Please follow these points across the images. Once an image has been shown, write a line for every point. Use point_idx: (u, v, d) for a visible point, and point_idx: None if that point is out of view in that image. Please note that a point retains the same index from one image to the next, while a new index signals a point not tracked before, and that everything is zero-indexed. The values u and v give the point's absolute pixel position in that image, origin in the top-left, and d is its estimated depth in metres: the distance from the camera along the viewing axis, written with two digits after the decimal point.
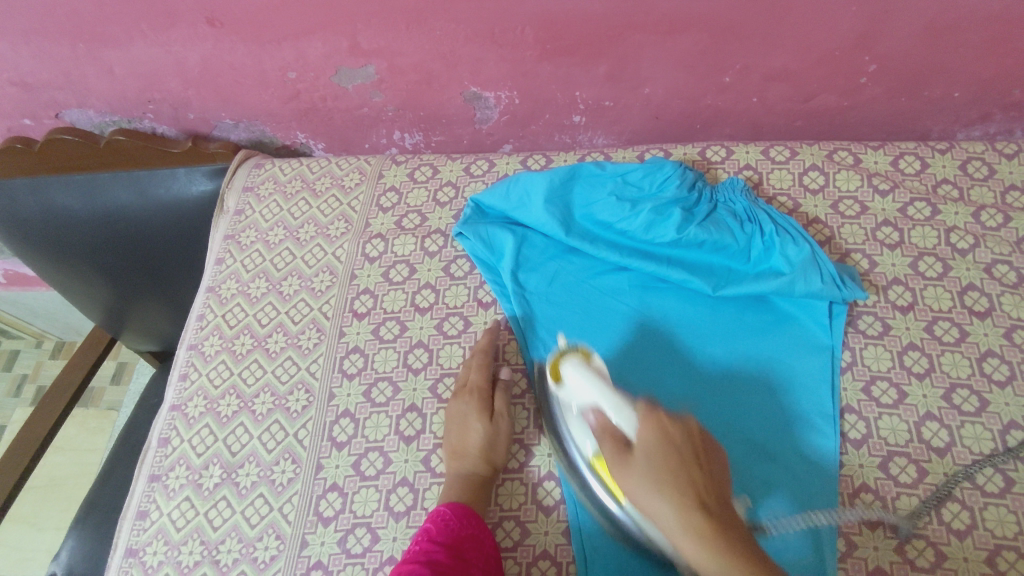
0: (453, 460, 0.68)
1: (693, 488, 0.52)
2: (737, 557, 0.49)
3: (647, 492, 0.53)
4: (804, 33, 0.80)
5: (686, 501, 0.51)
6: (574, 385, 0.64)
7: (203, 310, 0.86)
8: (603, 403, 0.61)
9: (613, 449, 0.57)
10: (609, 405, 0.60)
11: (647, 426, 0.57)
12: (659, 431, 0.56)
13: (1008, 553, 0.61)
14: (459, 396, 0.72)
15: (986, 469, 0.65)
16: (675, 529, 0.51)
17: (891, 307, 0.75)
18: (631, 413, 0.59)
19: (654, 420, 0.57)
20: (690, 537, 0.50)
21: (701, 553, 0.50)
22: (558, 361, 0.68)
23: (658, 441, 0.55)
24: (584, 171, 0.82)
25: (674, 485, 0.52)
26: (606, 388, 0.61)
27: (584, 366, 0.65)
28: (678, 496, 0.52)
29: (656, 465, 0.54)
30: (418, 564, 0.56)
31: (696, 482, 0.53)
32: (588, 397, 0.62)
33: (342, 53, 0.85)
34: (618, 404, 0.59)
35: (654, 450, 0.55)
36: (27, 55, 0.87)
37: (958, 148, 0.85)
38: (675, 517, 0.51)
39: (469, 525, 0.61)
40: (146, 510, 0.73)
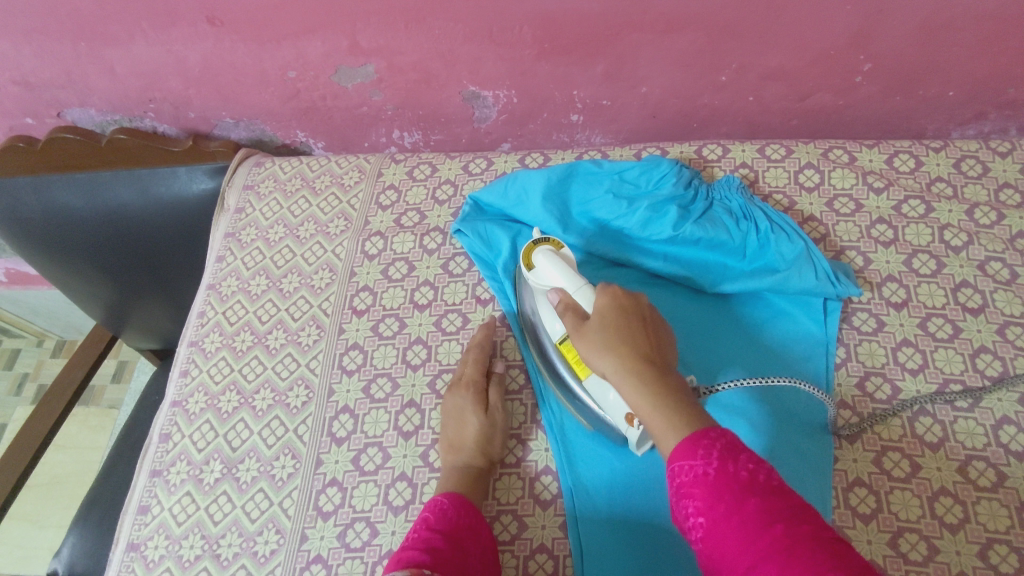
0: (450, 454, 0.69)
1: (638, 342, 0.55)
2: (670, 399, 0.51)
3: (593, 348, 0.56)
4: (799, 32, 0.80)
5: (628, 352, 0.54)
6: (543, 268, 0.66)
7: (203, 307, 0.86)
8: (567, 284, 0.63)
9: (571, 319, 0.60)
10: (572, 284, 0.63)
11: (602, 294, 0.60)
12: (612, 297, 0.59)
13: (1000, 546, 0.62)
14: (456, 391, 0.72)
15: (978, 464, 0.66)
16: (617, 373, 0.54)
17: (885, 304, 0.76)
18: (591, 291, 0.61)
19: (608, 288, 0.60)
20: (629, 382, 0.53)
21: (637, 392, 0.52)
22: (530, 250, 0.69)
23: (609, 307, 0.58)
24: (582, 169, 0.83)
25: (620, 339, 0.55)
26: (571, 272, 0.63)
27: (555, 251, 0.67)
28: (622, 348, 0.55)
29: (605, 324, 0.56)
30: (418, 549, 0.56)
31: (644, 340, 0.56)
32: (554, 281, 0.64)
33: (342, 52, 0.86)
34: (580, 286, 0.62)
35: (605, 313, 0.58)
36: (29, 54, 0.88)
37: (952, 146, 0.85)
38: (617, 364, 0.54)
39: (465, 516, 0.62)
40: (148, 505, 0.73)
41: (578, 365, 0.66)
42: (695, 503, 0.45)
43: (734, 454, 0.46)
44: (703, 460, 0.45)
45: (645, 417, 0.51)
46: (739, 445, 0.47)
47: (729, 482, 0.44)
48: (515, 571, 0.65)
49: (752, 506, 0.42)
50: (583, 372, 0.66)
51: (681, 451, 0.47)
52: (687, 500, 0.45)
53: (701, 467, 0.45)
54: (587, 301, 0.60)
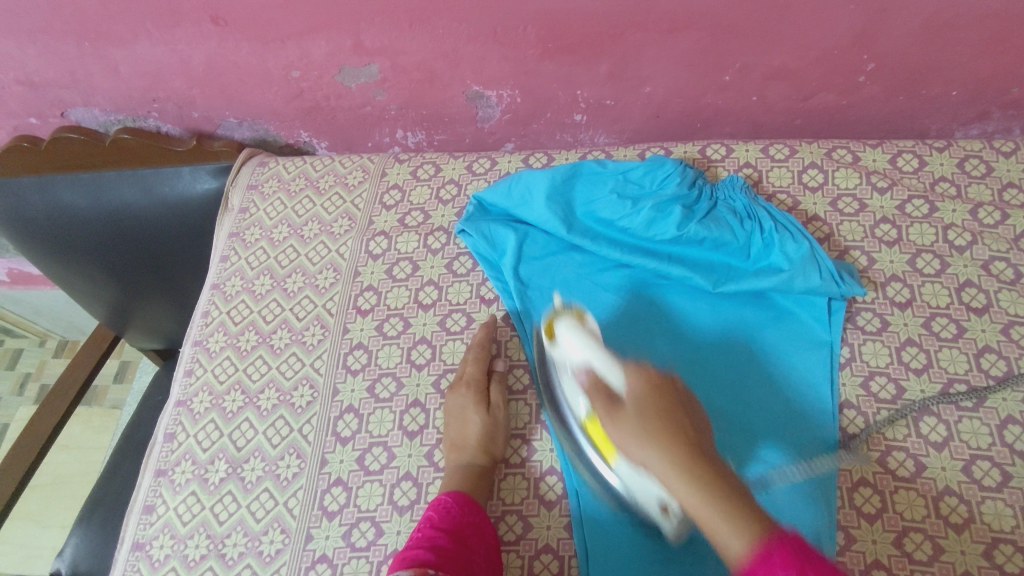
0: (453, 453, 0.69)
1: (679, 429, 0.52)
2: (728, 497, 0.48)
3: (633, 438, 0.52)
4: (803, 32, 0.80)
5: (674, 441, 0.50)
6: (568, 343, 0.64)
7: (207, 307, 0.87)
8: (594, 359, 0.61)
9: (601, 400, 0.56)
10: (600, 361, 0.60)
11: (633, 374, 0.57)
12: (644, 378, 0.56)
13: (1005, 546, 0.62)
14: (457, 391, 0.72)
15: (983, 464, 0.66)
16: (665, 467, 0.50)
17: (889, 303, 0.76)
18: (619, 366, 0.59)
19: (638, 368, 0.56)
20: (682, 480, 0.49)
21: (692, 490, 0.48)
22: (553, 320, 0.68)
23: (644, 389, 0.55)
24: (586, 169, 0.83)
25: (662, 425, 0.52)
26: (598, 349, 0.61)
27: (577, 324, 0.65)
28: (665, 436, 0.51)
29: (642, 410, 0.53)
30: (422, 549, 0.56)
31: (684, 425, 0.52)
32: (579, 356, 0.62)
33: (346, 52, 0.86)
34: (609, 363, 0.59)
35: (639, 396, 0.54)
36: (33, 54, 0.88)
37: (956, 146, 0.85)
38: (663, 457, 0.50)
39: (471, 512, 0.62)
40: (153, 504, 0.74)
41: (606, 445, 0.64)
42: None
43: (808, 556, 0.44)
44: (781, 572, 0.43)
45: (702, 519, 0.48)
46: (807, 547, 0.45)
47: None
48: (520, 571, 0.65)
49: None
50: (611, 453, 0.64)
51: (755, 567, 0.44)
52: None
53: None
54: (616, 377, 0.58)
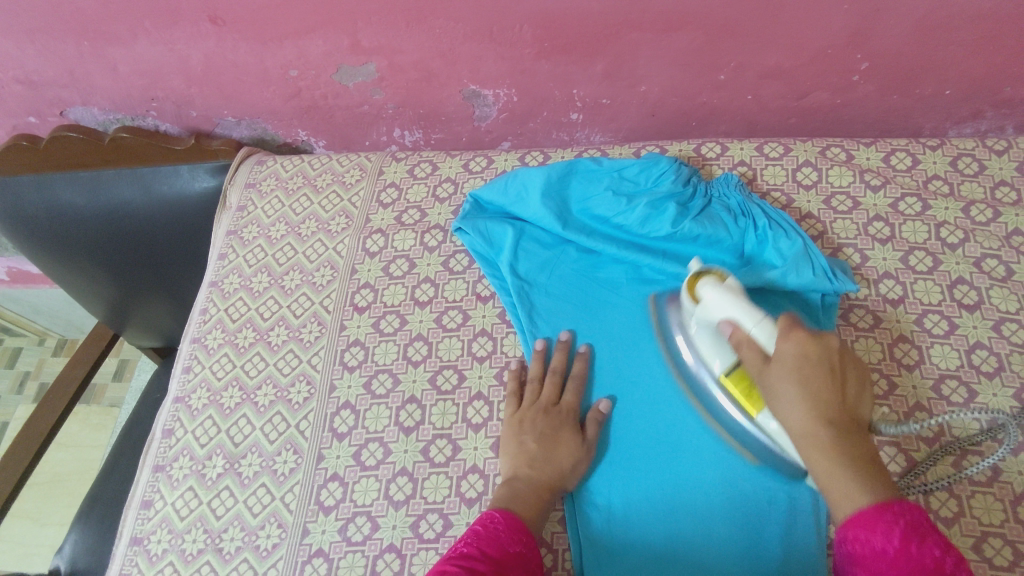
0: (532, 471, 0.66)
1: (823, 396, 0.54)
2: (855, 465, 0.52)
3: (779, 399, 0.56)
4: (796, 32, 0.81)
5: (819, 401, 0.54)
6: (711, 301, 0.64)
7: (206, 304, 0.87)
8: (742, 317, 0.61)
9: (752, 360, 0.59)
10: (747, 317, 0.61)
11: (786, 339, 0.57)
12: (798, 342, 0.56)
13: (994, 539, 0.63)
14: (541, 411, 0.70)
15: (974, 458, 0.67)
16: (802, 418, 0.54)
17: (882, 300, 0.76)
18: (771, 326, 0.59)
19: (791, 333, 0.57)
20: (813, 445, 0.54)
21: (820, 447, 0.53)
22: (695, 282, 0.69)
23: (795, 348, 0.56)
24: (582, 166, 0.84)
25: (811, 390, 0.55)
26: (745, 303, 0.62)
27: (723, 285, 0.65)
28: (809, 399, 0.54)
29: (797, 371, 0.55)
30: (457, 560, 0.53)
31: (833, 389, 0.55)
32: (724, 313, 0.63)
33: (343, 51, 0.87)
34: (757, 319, 0.60)
35: (790, 360, 0.56)
36: (33, 53, 0.89)
37: (948, 145, 0.86)
38: (800, 411, 0.54)
39: (517, 543, 0.58)
40: (151, 500, 0.74)
41: (748, 400, 0.63)
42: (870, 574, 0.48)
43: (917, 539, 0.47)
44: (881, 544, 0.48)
45: (819, 472, 0.53)
46: (920, 527, 0.48)
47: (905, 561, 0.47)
48: None
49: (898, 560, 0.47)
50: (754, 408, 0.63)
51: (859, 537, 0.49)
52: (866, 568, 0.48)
53: (880, 543, 0.48)
54: (764, 341, 0.59)
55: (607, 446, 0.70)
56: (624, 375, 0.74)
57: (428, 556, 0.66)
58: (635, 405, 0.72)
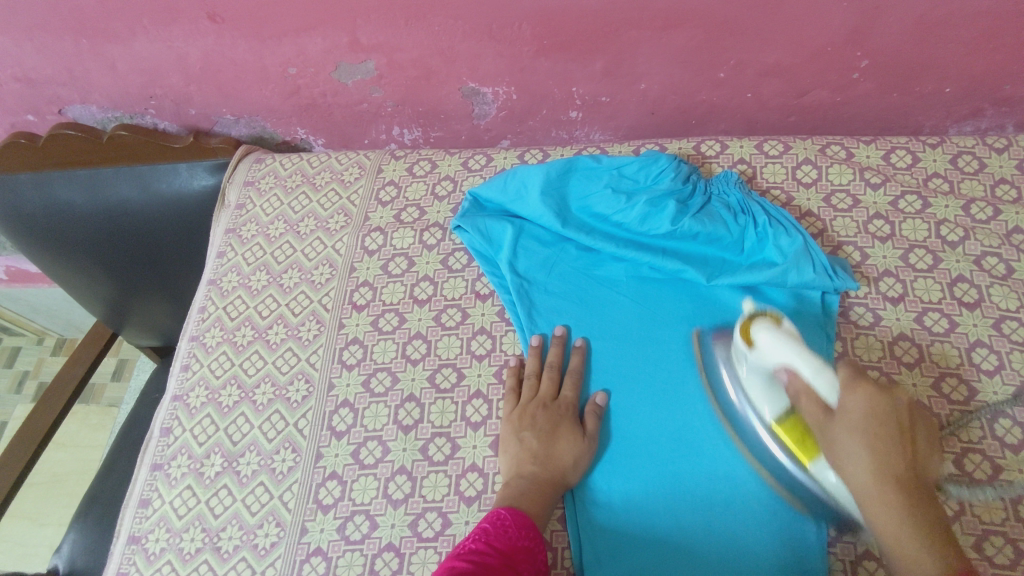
0: (533, 466, 0.66)
1: (896, 457, 0.53)
2: (924, 530, 0.50)
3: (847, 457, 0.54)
4: (797, 29, 0.81)
5: (891, 471, 0.52)
6: (767, 346, 0.62)
7: (204, 303, 0.87)
8: (800, 365, 0.59)
9: (813, 412, 0.58)
10: (806, 367, 0.59)
11: (851, 393, 0.55)
12: (868, 398, 0.55)
13: (995, 538, 0.62)
14: (539, 405, 0.70)
15: (975, 457, 0.66)
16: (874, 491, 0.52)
17: (882, 298, 0.76)
18: (833, 377, 0.57)
19: (858, 386, 0.55)
20: (888, 511, 0.51)
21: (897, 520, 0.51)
22: (748, 324, 0.66)
23: (868, 411, 0.54)
24: (581, 164, 0.83)
25: (879, 457, 0.53)
26: (803, 352, 0.59)
27: (780, 329, 0.62)
28: (887, 464, 0.53)
29: (865, 435, 0.54)
30: (469, 561, 0.53)
31: (907, 452, 0.53)
32: (781, 359, 0.61)
33: (342, 49, 0.87)
34: (818, 369, 0.58)
35: (860, 420, 0.54)
36: (31, 51, 0.88)
37: (949, 142, 0.86)
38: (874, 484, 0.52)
39: (526, 537, 0.58)
40: (149, 498, 0.74)
41: (803, 450, 0.61)
42: None
43: None
44: None
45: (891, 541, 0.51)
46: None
47: None
48: None
49: None
50: (808, 459, 0.61)
51: None
52: None
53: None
54: (828, 392, 0.57)
55: (609, 442, 0.69)
56: (625, 371, 0.73)
57: (427, 554, 0.66)
58: (637, 402, 0.71)
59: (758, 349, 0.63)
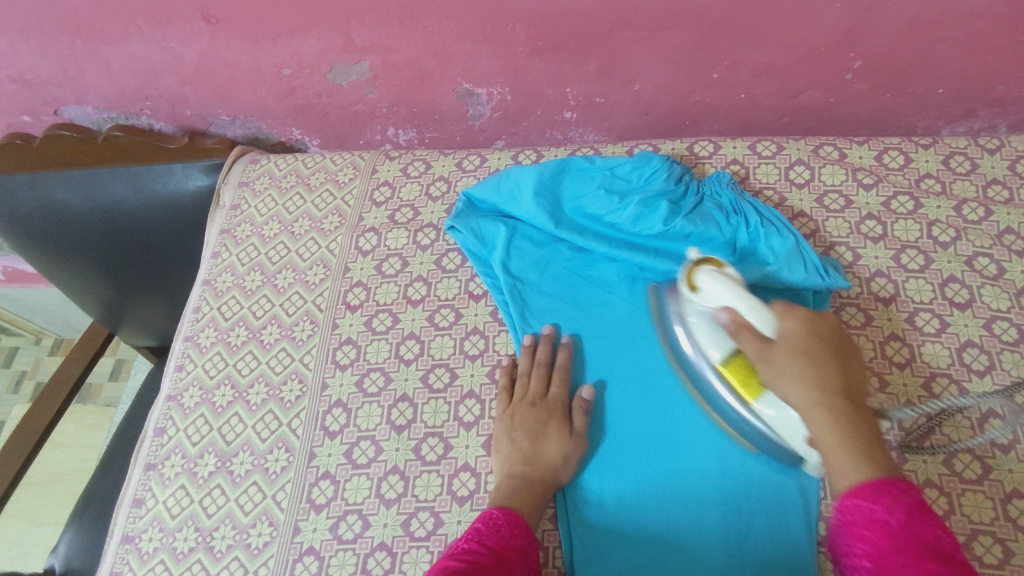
0: (524, 467, 0.66)
1: (827, 373, 0.54)
2: (858, 437, 0.52)
3: (783, 375, 0.55)
4: (790, 30, 0.81)
5: (823, 386, 0.54)
6: (708, 289, 0.61)
7: (198, 303, 0.87)
8: (738, 305, 0.58)
9: (752, 344, 0.57)
10: (744, 306, 0.58)
11: (786, 317, 0.57)
12: (799, 321, 0.57)
13: (984, 537, 0.63)
14: (531, 405, 0.70)
15: (965, 457, 0.67)
16: (811, 404, 0.53)
17: (873, 298, 0.76)
18: (768, 313, 0.57)
19: (792, 312, 0.58)
20: (824, 419, 0.53)
21: (831, 428, 0.52)
22: (691, 271, 0.65)
23: (801, 332, 0.56)
24: (574, 165, 0.84)
25: (813, 373, 0.54)
26: (741, 292, 0.59)
27: (720, 271, 0.62)
28: (820, 379, 0.54)
29: (801, 353, 0.55)
30: (462, 559, 0.53)
31: (837, 369, 0.55)
32: (721, 301, 0.60)
33: (336, 50, 0.87)
34: (755, 307, 0.57)
35: (795, 340, 0.56)
36: (26, 52, 0.89)
37: (941, 143, 0.86)
38: (812, 397, 0.53)
39: (518, 536, 0.59)
40: (143, 498, 0.74)
41: (747, 387, 0.62)
42: (867, 547, 0.47)
43: (919, 514, 0.47)
44: (884, 511, 0.47)
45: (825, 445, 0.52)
46: (928, 506, 0.48)
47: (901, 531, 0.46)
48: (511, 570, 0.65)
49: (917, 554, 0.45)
50: (752, 395, 0.62)
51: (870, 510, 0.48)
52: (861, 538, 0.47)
53: (882, 515, 0.47)
54: (766, 326, 0.57)
55: (600, 441, 0.70)
56: (616, 369, 0.74)
57: (419, 554, 0.66)
58: (627, 399, 0.72)
59: (701, 292, 0.62)
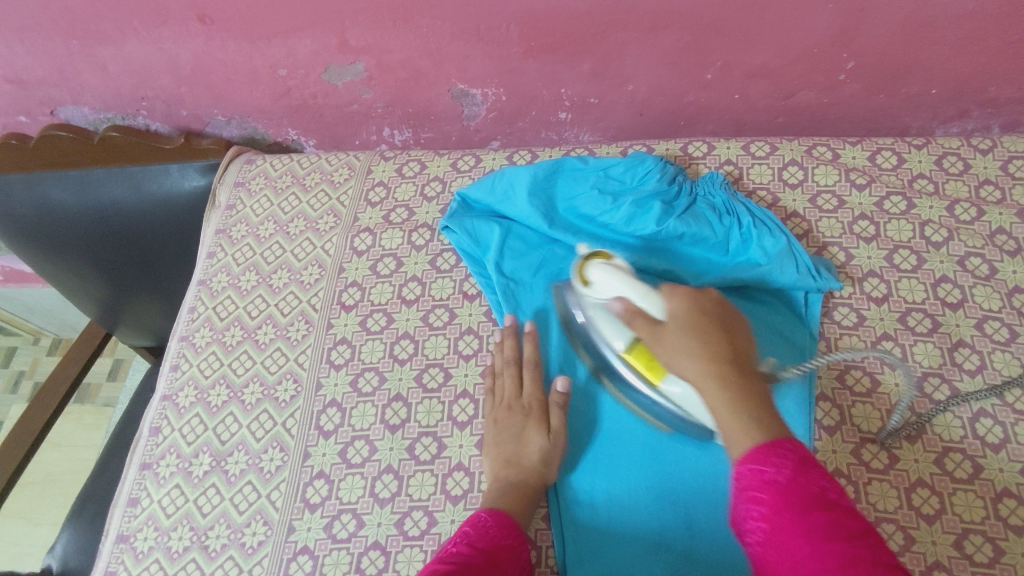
0: (507, 470, 0.67)
1: (714, 346, 0.57)
2: (750, 403, 0.54)
3: (674, 352, 0.58)
4: (782, 31, 0.81)
5: (710, 357, 0.57)
6: (603, 282, 0.65)
7: (194, 303, 0.87)
8: (630, 292, 0.63)
9: (644, 327, 0.60)
10: (637, 292, 0.62)
11: (672, 299, 0.61)
12: (682, 299, 0.60)
13: (975, 536, 0.63)
14: (515, 407, 0.71)
15: (956, 456, 0.67)
16: (700, 376, 0.56)
17: (866, 298, 0.77)
18: (658, 296, 0.61)
19: (677, 293, 0.61)
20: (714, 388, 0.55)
21: (722, 396, 0.55)
22: (582, 265, 0.69)
23: (684, 310, 0.60)
24: (568, 165, 0.84)
25: (698, 347, 0.57)
26: (632, 280, 0.63)
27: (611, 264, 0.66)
28: (706, 352, 0.57)
29: (686, 329, 0.58)
30: (451, 561, 0.53)
31: (723, 340, 0.58)
32: (615, 291, 0.64)
33: (331, 50, 0.87)
34: (645, 292, 0.62)
35: (681, 317, 0.59)
36: (22, 52, 0.89)
37: (934, 143, 0.86)
38: (700, 369, 0.56)
39: (507, 536, 0.59)
40: (138, 497, 0.75)
41: (652, 370, 0.65)
42: (761, 507, 0.48)
43: (806, 469, 0.49)
44: (773, 470, 0.49)
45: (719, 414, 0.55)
46: (815, 462, 0.50)
47: (794, 491, 0.47)
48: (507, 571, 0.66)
49: (812, 513, 0.46)
50: (657, 377, 0.65)
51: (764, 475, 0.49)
52: (755, 504, 0.48)
53: (772, 474, 0.49)
54: (655, 309, 0.61)
55: (591, 442, 0.70)
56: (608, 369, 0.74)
57: (412, 553, 0.66)
58: (615, 398, 0.72)
59: (596, 285, 0.66)
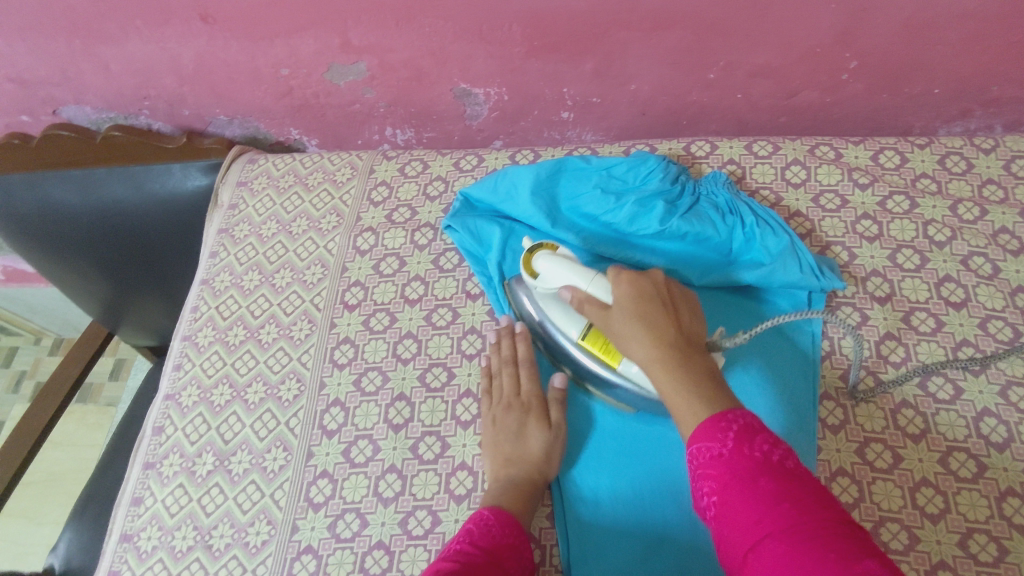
0: (507, 468, 0.67)
1: (662, 328, 0.57)
2: (699, 381, 0.54)
3: (625, 338, 0.58)
4: (785, 30, 0.81)
5: (658, 340, 0.56)
6: (550, 272, 0.67)
7: (196, 302, 0.87)
8: (577, 279, 0.64)
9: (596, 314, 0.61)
10: (583, 278, 0.64)
11: (619, 283, 0.61)
12: (629, 283, 0.60)
13: (979, 535, 0.63)
14: (513, 404, 0.71)
15: (960, 456, 0.67)
16: (651, 359, 0.56)
17: (869, 298, 0.77)
18: (604, 279, 0.63)
19: (622, 277, 0.61)
20: (663, 371, 0.55)
21: (672, 378, 0.55)
22: (531, 258, 0.71)
23: (631, 295, 0.59)
24: (570, 164, 0.84)
25: (646, 330, 0.57)
26: (578, 266, 0.65)
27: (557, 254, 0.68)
28: (654, 335, 0.57)
29: (632, 314, 0.58)
30: (453, 560, 0.53)
31: (669, 320, 0.58)
32: (563, 280, 0.66)
33: (333, 50, 0.87)
34: (591, 277, 0.64)
35: (627, 302, 0.59)
36: (24, 51, 0.89)
37: (937, 143, 0.86)
38: (649, 353, 0.56)
39: (509, 535, 0.59)
40: (141, 496, 0.75)
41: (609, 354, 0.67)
42: (712, 483, 0.48)
43: (750, 438, 0.49)
44: (719, 443, 0.49)
45: (669, 396, 0.55)
46: (761, 428, 0.50)
47: (741, 462, 0.48)
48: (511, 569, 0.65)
49: (761, 483, 0.46)
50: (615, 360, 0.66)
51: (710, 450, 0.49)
52: (707, 481, 0.49)
53: (718, 448, 0.49)
54: (602, 293, 0.62)
55: (594, 439, 0.70)
56: None
57: (416, 552, 0.66)
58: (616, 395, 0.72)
59: (544, 275, 0.68)
